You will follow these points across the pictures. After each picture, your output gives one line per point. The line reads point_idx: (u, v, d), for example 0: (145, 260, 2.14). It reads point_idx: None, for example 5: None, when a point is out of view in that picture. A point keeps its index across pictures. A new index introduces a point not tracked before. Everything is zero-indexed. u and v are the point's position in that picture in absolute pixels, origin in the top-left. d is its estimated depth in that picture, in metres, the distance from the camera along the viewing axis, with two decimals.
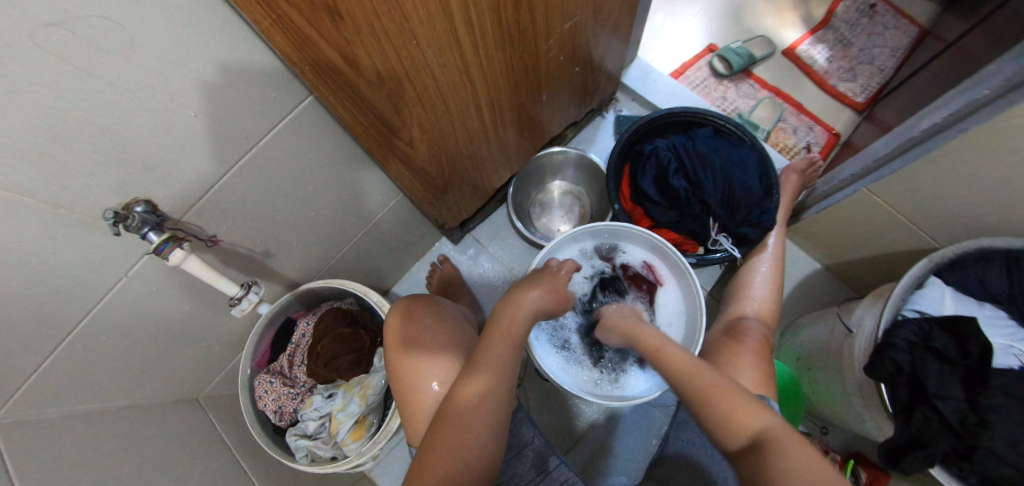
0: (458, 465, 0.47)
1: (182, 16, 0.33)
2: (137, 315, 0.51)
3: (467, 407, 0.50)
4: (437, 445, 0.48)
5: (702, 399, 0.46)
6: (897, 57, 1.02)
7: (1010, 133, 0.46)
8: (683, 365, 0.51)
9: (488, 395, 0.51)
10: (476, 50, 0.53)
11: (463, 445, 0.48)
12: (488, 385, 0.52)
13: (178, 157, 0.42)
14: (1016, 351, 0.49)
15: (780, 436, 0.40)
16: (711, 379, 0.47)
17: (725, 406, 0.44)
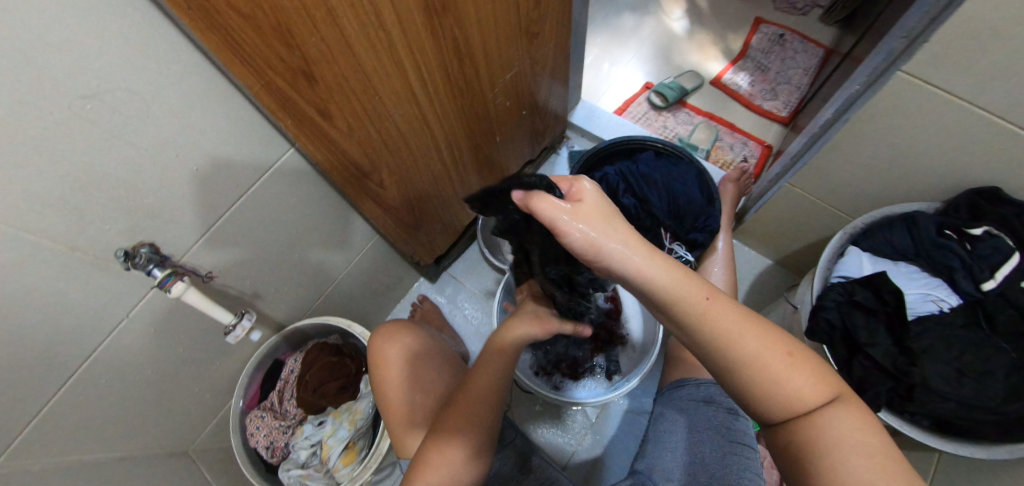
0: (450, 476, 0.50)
1: (189, 85, 0.42)
2: (135, 358, 0.55)
3: (459, 423, 0.52)
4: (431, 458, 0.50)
5: (753, 368, 0.37)
6: (810, 75, 1.18)
7: (881, 114, 0.56)
8: (727, 322, 0.38)
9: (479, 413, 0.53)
10: (431, 102, 0.64)
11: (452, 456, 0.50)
12: (480, 398, 0.54)
13: (181, 203, 0.50)
14: (933, 297, 0.55)
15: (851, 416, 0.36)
16: (764, 339, 0.38)
17: (792, 382, 0.36)
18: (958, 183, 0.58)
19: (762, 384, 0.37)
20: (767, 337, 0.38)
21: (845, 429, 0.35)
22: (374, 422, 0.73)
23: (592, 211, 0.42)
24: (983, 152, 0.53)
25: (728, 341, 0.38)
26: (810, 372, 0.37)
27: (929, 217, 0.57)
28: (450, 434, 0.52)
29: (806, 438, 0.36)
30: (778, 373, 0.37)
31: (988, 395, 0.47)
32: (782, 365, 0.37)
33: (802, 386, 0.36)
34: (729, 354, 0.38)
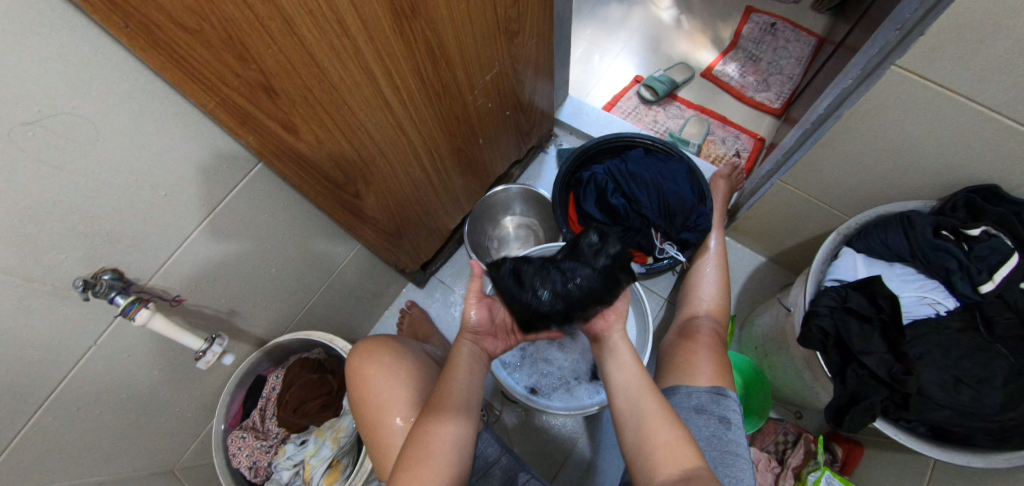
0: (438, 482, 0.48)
1: (141, 106, 0.40)
2: (110, 385, 0.53)
3: (438, 430, 0.50)
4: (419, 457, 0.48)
5: (634, 415, 0.51)
6: (802, 64, 1.15)
7: (875, 111, 0.54)
8: (636, 388, 0.53)
9: (455, 418, 0.51)
10: (407, 108, 0.62)
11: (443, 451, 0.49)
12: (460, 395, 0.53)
13: (145, 227, 0.48)
14: (930, 300, 0.53)
15: (684, 454, 0.45)
16: (661, 419, 0.49)
17: (658, 436, 0.47)
18: (956, 181, 0.56)
19: (647, 448, 0.47)
20: (662, 410, 0.50)
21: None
22: (356, 439, 0.73)
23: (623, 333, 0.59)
24: (980, 149, 0.50)
25: (637, 413, 0.50)
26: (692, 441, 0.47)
27: (926, 217, 0.54)
28: (435, 430, 0.50)
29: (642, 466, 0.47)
30: (665, 438, 0.47)
31: (985, 403, 0.46)
32: (668, 434, 0.47)
33: (680, 451, 0.46)
34: (638, 423, 0.50)
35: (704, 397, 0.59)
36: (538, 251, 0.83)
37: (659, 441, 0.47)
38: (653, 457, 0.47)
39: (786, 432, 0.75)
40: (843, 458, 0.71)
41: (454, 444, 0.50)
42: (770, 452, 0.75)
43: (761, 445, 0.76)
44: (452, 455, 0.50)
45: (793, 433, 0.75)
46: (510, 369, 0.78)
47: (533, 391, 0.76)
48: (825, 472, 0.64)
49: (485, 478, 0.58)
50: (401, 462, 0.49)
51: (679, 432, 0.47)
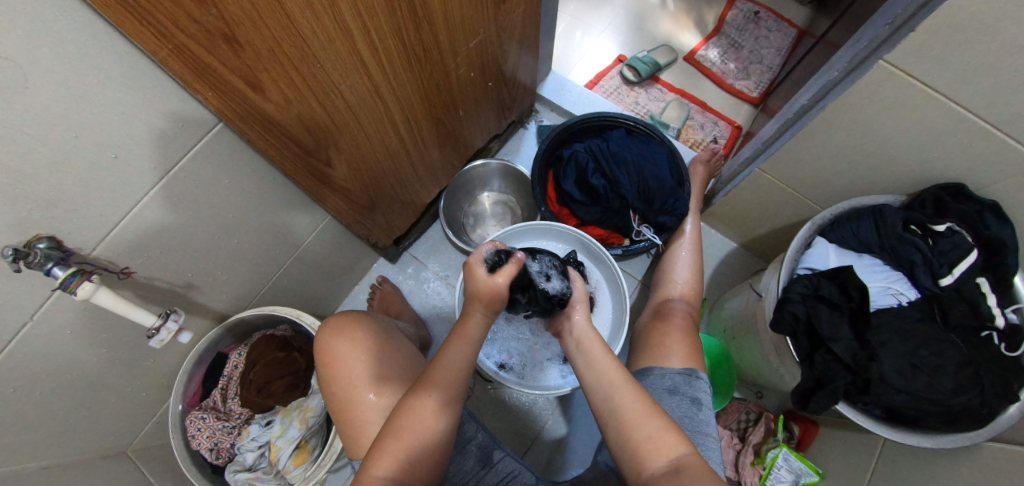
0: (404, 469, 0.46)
1: (84, 51, 0.34)
2: (50, 364, 0.48)
3: (411, 419, 0.48)
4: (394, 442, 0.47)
5: (616, 412, 0.49)
6: (782, 55, 1.16)
7: (859, 104, 0.55)
8: (610, 377, 0.52)
9: (432, 405, 0.49)
10: (386, 73, 0.58)
11: (418, 436, 0.48)
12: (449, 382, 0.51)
13: (86, 190, 0.42)
14: (894, 290, 0.56)
15: (665, 443, 0.44)
16: (641, 412, 0.47)
17: (643, 427, 0.46)
18: (924, 177, 0.58)
19: (631, 441, 0.46)
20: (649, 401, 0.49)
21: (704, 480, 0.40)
22: (325, 419, 0.72)
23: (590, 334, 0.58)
24: (951, 148, 0.53)
25: (617, 410, 0.49)
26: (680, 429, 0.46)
27: (896, 211, 0.57)
28: (409, 432, 0.48)
29: (631, 460, 0.45)
30: (650, 431, 0.45)
31: (938, 388, 0.49)
32: (652, 426, 0.46)
33: (664, 441, 0.44)
34: (620, 423, 0.48)
35: (677, 378, 0.61)
36: (517, 229, 0.81)
37: (643, 433, 0.45)
38: (637, 450, 0.45)
39: (749, 411, 0.80)
40: (799, 436, 0.76)
41: (435, 434, 0.49)
42: (733, 430, 0.79)
43: (725, 423, 0.80)
44: (422, 443, 0.48)
45: (755, 412, 0.79)
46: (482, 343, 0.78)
47: (501, 367, 0.76)
48: (784, 450, 0.71)
49: (462, 452, 0.58)
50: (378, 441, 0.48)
51: (662, 422, 0.46)
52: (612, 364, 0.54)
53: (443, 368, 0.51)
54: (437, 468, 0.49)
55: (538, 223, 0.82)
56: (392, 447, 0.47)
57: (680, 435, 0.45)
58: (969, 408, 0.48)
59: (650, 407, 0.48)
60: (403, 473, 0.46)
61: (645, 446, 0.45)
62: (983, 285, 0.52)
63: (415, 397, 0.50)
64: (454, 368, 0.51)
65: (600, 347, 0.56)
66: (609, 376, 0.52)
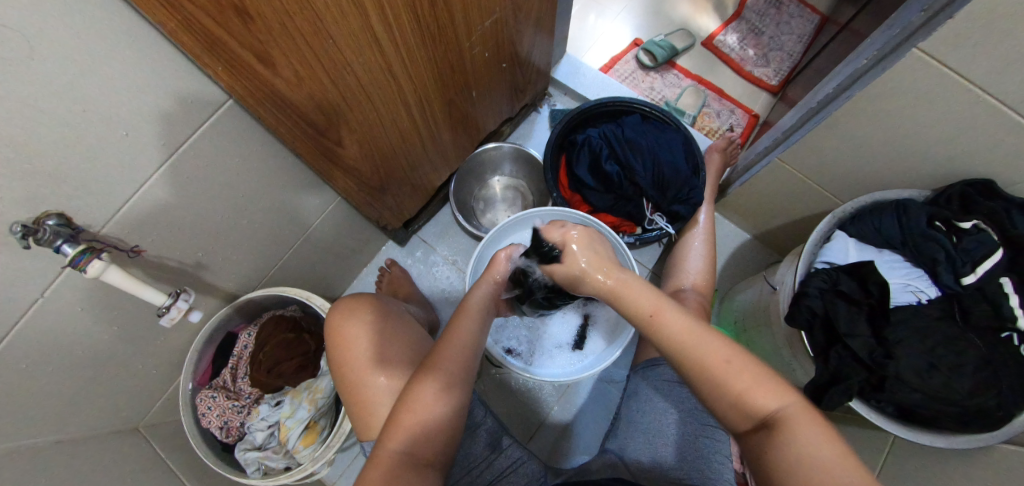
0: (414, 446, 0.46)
1: (92, 21, 0.33)
2: (62, 340, 0.48)
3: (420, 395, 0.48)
4: (406, 416, 0.47)
5: (691, 363, 0.40)
6: (804, 42, 1.12)
7: (889, 95, 0.53)
8: (673, 322, 0.42)
9: (440, 383, 0.49)
10: (399, 51, 0.56)
11: (428, 413, 0.48)
12: (455, 358, 0.52)
13: (94, 166, 0.41)
14: (913, 288, 0.56)
15: (765, 397, 0.37)
16: (728, 364, 0.38)
17: (736, 383, 0.38)
18: (953, 173, 0.56)
19: (719, 396, 0.38)
20: (734, 349, 0.40)
21: (809, 438, 0.35)
22: (334, 402, 0.73)
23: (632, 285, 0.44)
24: (985, 143, 0.51)
25: (695, 363, 0.40)
26: (773, 376, 0.38)
27: (921, 207, 0.55)
28: (417, 407, 0.47)
29: (723, 409, 0.39)
30: (744, 389, 0.38)
31: (953, 388, 0.49)
32: (745, 383, 0.38)
33: (765, 397, 0.37)
34: (702, 381, 0.39)
35: None
36: (529, 214, 0.80)
37: (734, 391, 0.38)
38: (729, 405, 0.38)
39: None
40: None
41: (446, 410, 0.49)
42: None
43: None
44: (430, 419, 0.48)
45: None
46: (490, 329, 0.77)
47: (510, 354, 0.76)
48: None
49: (472, 436, 0.58)
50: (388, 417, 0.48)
51: (752, 378, 0.38)
52: (681, 313, 0.43)
53: (449, 345, 0.52)
54: (449, 445, 0.49)
55: (549, 211, 0.81)
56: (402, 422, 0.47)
57: (775, 390, 0.37)
58: (985, 409, 0.47)
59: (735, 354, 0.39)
60: (416, 447, 0.46)
61: (736, 411, 0.38)
62: (1006, 285, 0.50)
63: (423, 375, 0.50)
64: (462, 341, 0.53)
65: (644, 294, 0.44)
66: (676, 327, 0.41)
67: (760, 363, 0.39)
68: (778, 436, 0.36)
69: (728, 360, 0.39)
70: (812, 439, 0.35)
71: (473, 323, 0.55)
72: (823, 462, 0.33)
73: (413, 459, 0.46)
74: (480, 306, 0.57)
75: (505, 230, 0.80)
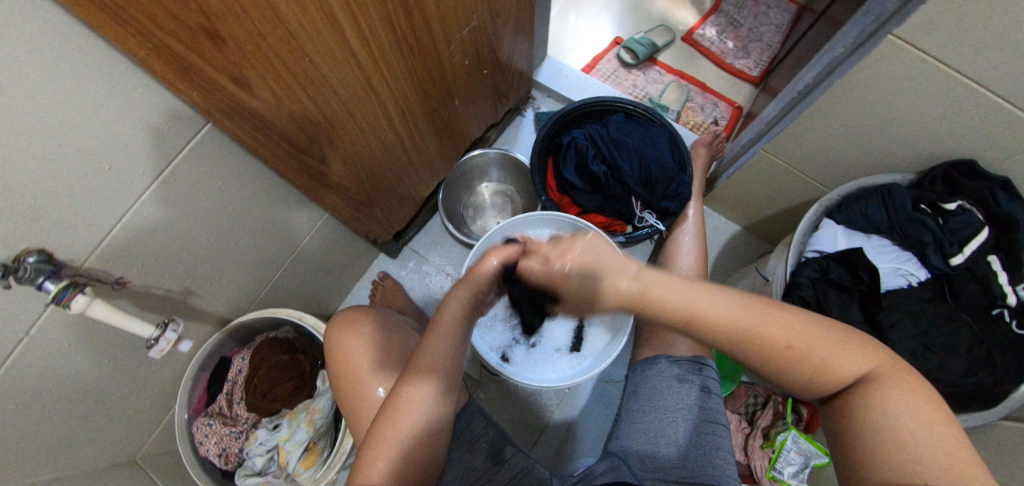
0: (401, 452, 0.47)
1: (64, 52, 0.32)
2: (51, 377, 0.47)
3: (409, 396, 0.49)
4: (375, 448, 0.47)
5: (762, 350, 0.38)
6: (782, 32, 1.13)
7: (867, 81, 0.53)
8: (722, 309, 0.38)
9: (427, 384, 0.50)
10: (377, 65, 0.55)
11: (416, 414, 0.49)
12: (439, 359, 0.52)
13: (73, 199, 0.40)
14: (903, 271, 0.58)
15: (848, 358, 0.37)
16: (802, 342, 0.37)
17: (812, 358, 0.37)
18: (936, 155, 0.57)
19: (797, 374, 0.38)
20: (801, 326, 0.38)
21: (907, 398, 0.35)
22: (332, 420, 0.73)
23: (667, 280, 0.39)
24: (964, 125, 0.51)
25: (764, 351, 0.38)
26: (850, 343, 0.37)
27: (905, 191, 0.57)
28: (406, 407, 0.48)
29: (802, 381, 0.38)
30: (823, 363, 0.37)
31: (950, 369, 0.51)
32: (823, 358, 0.37)
33: (846, 367, 0.37)
34: (771, 365, 0.38)
35: (686, 366, 0.61)
36: (522, 218, 0.80)
37: (814, 365, 0.37)
38: (812, 379, 0.38)
39: (757, 395, 0.80)
40: (807, 418, 0.74)
41: (423, 422, 0.49)
42: (742, 414, 0.80)
43: (733, 408, 0.81)
44: (418, 422, 0.48)
45: (763, 396, 0.79)
46: (482, 334, 0.76)
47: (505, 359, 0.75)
48: (792, 433, 0.70)
49: (472, 448, 0.58)
50: (369, 434, 0.48)
51: (829, 353, 0.37)
52: (722, 302, 0.39)
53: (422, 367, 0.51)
54: (432, 451, 0.50)
55: (535, 218, 0.81)
56: (393, 425, 0.47)
57: (855, 356, 0.37)
58: (985, 389, 0.50)
59: (803, 328, 0.38)
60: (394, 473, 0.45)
61: (810, 387, 0.38)
62: (993, 263, 0.53)
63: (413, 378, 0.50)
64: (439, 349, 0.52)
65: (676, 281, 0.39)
66: (728, 316, 0.38)
67: (833, 328, 0.38)
68: (869, 400, 0.36)
69: (790, 344, 0.37)
70: (907, 398, 0.34)
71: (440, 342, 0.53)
72: (908, 429, 0.33)
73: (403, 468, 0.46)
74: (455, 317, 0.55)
75: (502, 233, 0.80)
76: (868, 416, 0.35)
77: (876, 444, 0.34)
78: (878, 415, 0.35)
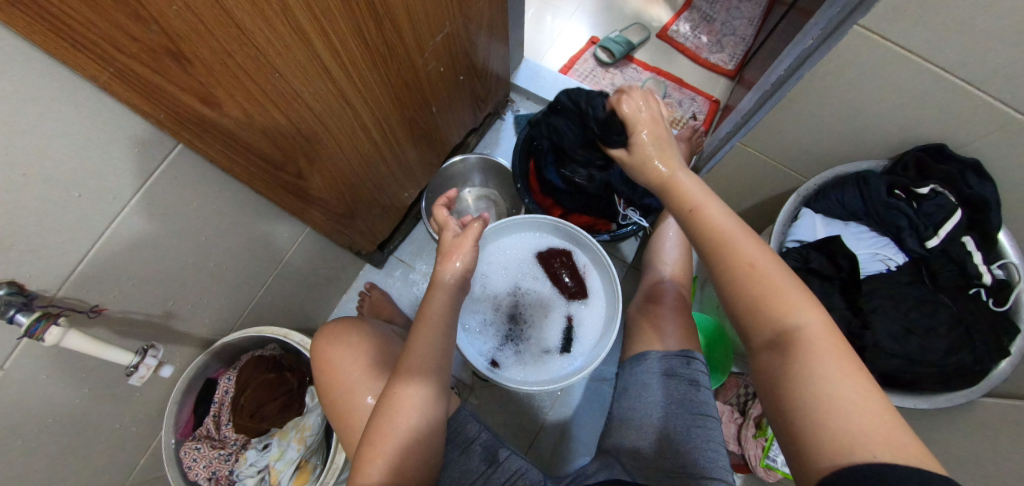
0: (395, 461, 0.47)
1: (27, 82, 0.32)
2: (29, 410, 0.46)
3: (398, 406, 0.49)
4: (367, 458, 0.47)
5: (730, 262, 0.40)
6: (754, 25, 1.15)
7: (834, 71, 0.54)
8: (720, 217, 0.43)
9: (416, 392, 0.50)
10: (351, 77, 0.55)
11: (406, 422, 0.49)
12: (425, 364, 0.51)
13: (42, 228, 0.40)
14: (882, 256, 0.59)
15: (805, 322, 0.38)
16: (766, 269, 0.40)
17: (765, 288, 0.39)
18: (905, 140, 0.58)
19: (745, 292, 0.40)
20: (769, 259, 0.40)
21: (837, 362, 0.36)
22: (323, 437, 0.73)
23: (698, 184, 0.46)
24: (929, 111, 0.53)
25: (731, 259, 0.40)
26: (802, 296, 0.39)
27: (880, 178, 0.57)
28: (397, 417, 0.48)
29: (748, 311, 0.40)
30: (775, 291, 0.39)
31: (932, 350, 0.53)
32: (779, 289, 0.39)
33: (792, 306, 0.39)
34: (732, 275, 0.41)
35: (674, 362, 0.61)
36: (506, 222, 0.79)
37: (761, 289, 0.39)
38: (756, 308, 0.39)
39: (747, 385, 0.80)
40: None
41: (414, 431, 0.49)
42: (733, 404, 0.81)
43: (725, 399, 0.81)
44: (409, 430, 0.49)
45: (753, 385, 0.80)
46: (471, 341, 0.76)
47: (495, 365, 0.75)
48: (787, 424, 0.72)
49: (467, 451, 0.58)
50: (360, 447, 0.49)
51: (784, 287, 0.39)
52: (724, 212, 0.43)
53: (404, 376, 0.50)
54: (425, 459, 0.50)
55: (518, 221, 0.80)
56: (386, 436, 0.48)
57: (807, 302, 0.39)
58: (964, 366, 0.51)
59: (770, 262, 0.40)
60: (390, 479, 0.46)
61: (748, 317, 0.40)
62: (969, 243, 0.54)
63: (400, 385, 0.50)
64: (422, 353, 0.51)
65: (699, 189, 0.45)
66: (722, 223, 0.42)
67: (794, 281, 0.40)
68: (805, 361, 0.36)
69: (754, 263, 0.40)
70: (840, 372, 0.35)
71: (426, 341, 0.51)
72: (848, 404, 0.34)
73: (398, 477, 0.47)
74: (442, 309, 0.53)
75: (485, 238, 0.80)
76: (808, 393, 0.35)
77: (817, 419, 0.34)
78: (821, 392, 0.35)
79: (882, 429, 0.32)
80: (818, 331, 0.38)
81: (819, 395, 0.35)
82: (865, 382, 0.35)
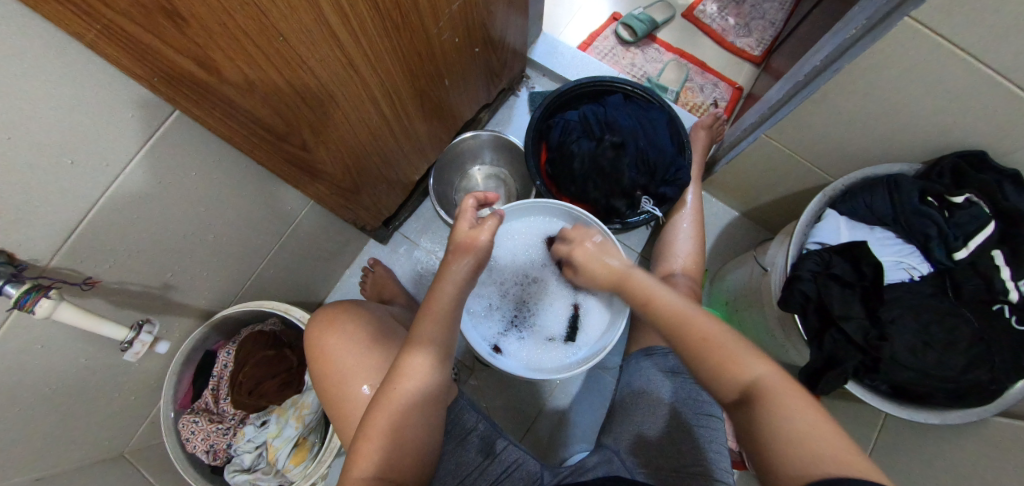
0: (393, 445, 0.46)
1: (7, 39, 0.29)
2: (25, 380, 0.45)
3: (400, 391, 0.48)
4: (365, 444, 0.46)
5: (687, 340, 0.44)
6: (785, 9, 1.07)
7: (879, 67, 0.50)
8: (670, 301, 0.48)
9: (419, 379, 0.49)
10: (360, 44, 0.51)
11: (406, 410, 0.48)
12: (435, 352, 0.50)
13: (29, 196, 0.37)
14: (906, 265, 0.57)
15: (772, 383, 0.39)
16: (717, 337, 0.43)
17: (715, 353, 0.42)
18: (945, 145, 0.55)
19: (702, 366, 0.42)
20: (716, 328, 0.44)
21: (790, 411, 0.37)
22: (321, 416, 0.73)
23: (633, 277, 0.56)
24: (977, 116, 0.49)
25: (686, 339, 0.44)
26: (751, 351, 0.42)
27: (912, 182, 0.56)
28: (397, 400, 0.48)
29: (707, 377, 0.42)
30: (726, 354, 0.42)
31: (948, 365, 0.51)
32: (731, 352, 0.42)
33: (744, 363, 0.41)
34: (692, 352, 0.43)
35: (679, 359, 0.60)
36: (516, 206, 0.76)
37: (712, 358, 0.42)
38: (713, 374, 0.42)
39: None
40: None
41: (413, 418, 0.48)
42: None
43: None
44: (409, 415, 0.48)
45: None
46: (475, 323, 0.75)
47: (498, 349, 0.74)
48: None
49: (463, 443, 0.57)
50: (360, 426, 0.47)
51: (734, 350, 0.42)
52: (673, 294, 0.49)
53: (410, 358, 0.50)
54: (422, 446, 0.49)
55: (528, 205, 0.77)
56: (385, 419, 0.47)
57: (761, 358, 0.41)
58: (979, 384, 0.50)
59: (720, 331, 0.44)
60: (387, 464, 0.46)
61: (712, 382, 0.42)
62: (998, 258, 0.52)
63: (404, 371, 0.49)
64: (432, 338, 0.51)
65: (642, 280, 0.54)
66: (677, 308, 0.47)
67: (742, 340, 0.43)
68: (761, 407, 0.38)
69: (704, 336, 0.43)
70: (795, 410, 0.37)
71: (435, 329, 0.51)
72: (802, 432, 0.35)
73: (392, 464, 0.46)
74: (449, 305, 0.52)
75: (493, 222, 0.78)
76: (769, 422, 0.37)
77: (778, 451, 0.35)
78: (778, 420, 0.37)
79: (833, 450, 0.34)
80: (774, 381, 0.39)
81: (778, 428, 0.36)
82: (819, 418, 0.36)
